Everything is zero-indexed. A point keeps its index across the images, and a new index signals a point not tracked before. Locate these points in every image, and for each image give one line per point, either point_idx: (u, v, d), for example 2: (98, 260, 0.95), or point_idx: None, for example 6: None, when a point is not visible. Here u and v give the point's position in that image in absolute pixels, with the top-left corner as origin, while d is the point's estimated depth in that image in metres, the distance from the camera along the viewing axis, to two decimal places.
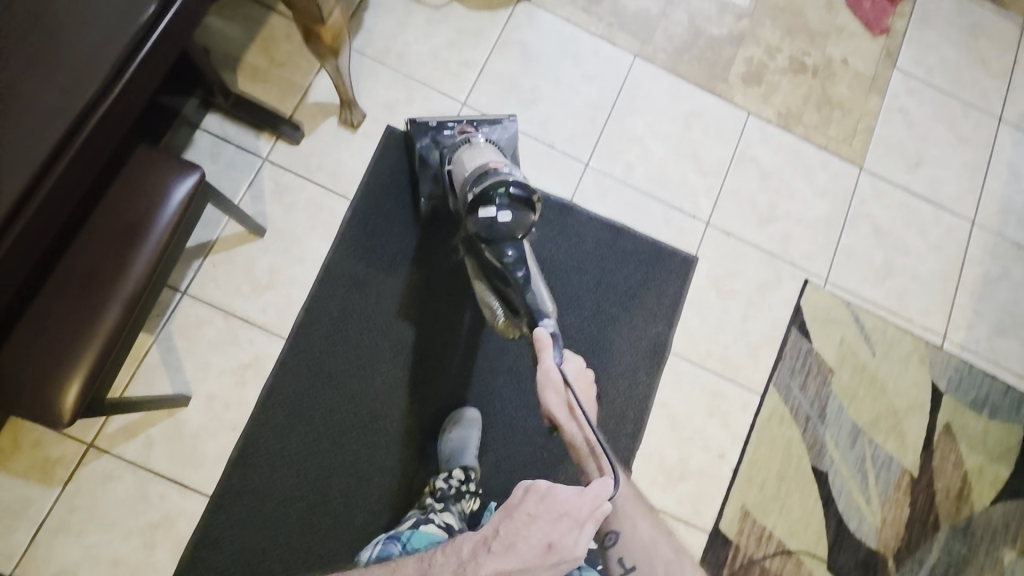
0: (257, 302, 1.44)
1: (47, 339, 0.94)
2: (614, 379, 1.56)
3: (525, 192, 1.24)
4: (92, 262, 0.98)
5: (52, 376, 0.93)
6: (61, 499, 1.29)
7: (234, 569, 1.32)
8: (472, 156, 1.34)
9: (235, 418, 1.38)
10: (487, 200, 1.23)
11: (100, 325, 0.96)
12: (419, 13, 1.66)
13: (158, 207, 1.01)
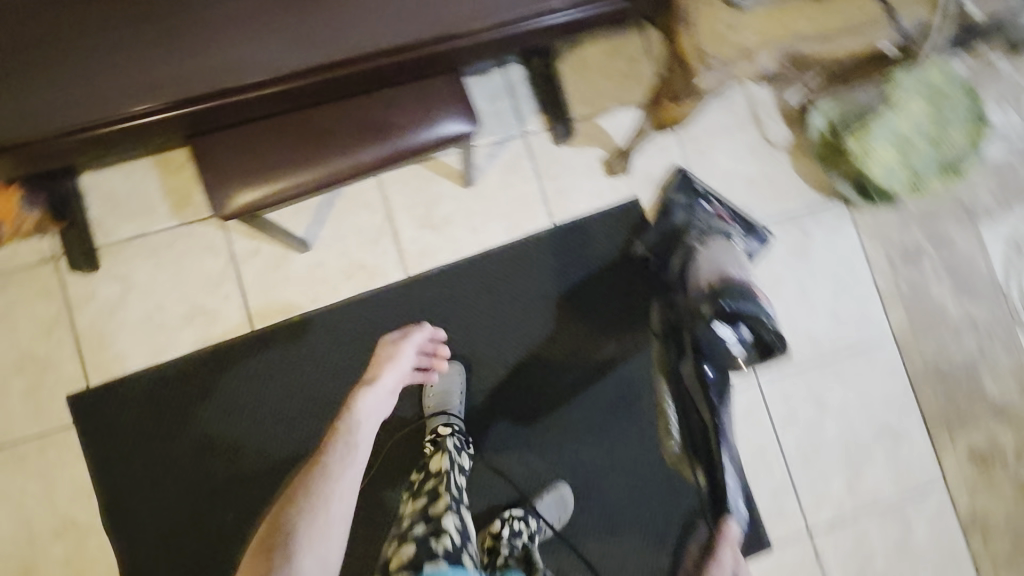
0: (415, 231, 1.47)
1: (258, 154, 1.06)
2: (598, 562, 1.44)
3: (762, 319, 1.22)
4: (333, 130, 1.08)
5: (243, 177, 1.05)
6: (170, 230, 1.41)
7: (217, 394, 1.39)
8: (727, 267, 1.31)
9: (319, 294, 1.43)
10: (733, 316, 1.21)
11: (295, 176, 1.06)
12: (751, 136, 1.55)
13: (408, 132, 1.08)
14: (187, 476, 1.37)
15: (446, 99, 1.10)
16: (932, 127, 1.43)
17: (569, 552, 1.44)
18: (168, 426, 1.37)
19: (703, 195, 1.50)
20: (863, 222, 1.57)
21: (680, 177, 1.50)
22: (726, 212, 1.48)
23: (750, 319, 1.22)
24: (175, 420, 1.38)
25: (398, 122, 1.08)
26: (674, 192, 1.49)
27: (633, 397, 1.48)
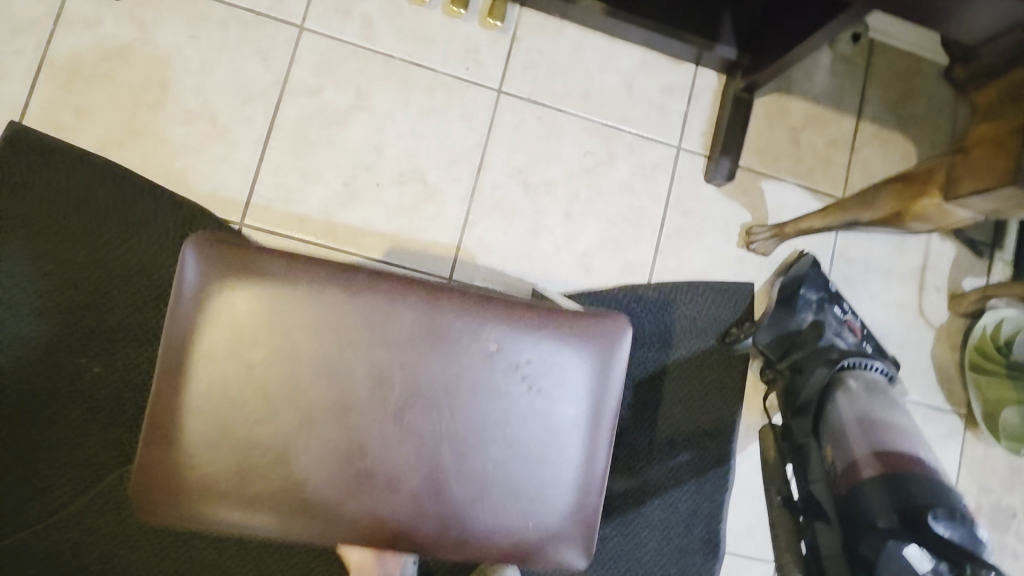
0: (502, 177, 1.15)
1: (279, 479, 0.69)
2: None
3: (959, 510, 0.73)
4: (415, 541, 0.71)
5: (238, 505, 0.68)
6: (233, 9, 1.08)
7: (152, 219, 1.02)
8: (870, 417, 0.89)
9: (355, 180, 1.10)
10: (918, 520, 0.71)
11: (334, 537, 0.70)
12: (904, 295, 1.28)
13: (522, 533, 0.73)
14: (70, 293, 0.99)
15: (574, 451, 0.74)
16: None
17: None
18: (72, 224, 1.00)
19: (834, 300, 1.14)
20: (972, 456, 1.28)
21: (812, 267, 1.16)
22: (855, 321, 1.14)
23: (943, 520, 0.71)
24: (87, 224, 1.01)
25: (488, 455, 0.72)
26: (806, 283, 1.14)
27: (632, 508, 1.13)
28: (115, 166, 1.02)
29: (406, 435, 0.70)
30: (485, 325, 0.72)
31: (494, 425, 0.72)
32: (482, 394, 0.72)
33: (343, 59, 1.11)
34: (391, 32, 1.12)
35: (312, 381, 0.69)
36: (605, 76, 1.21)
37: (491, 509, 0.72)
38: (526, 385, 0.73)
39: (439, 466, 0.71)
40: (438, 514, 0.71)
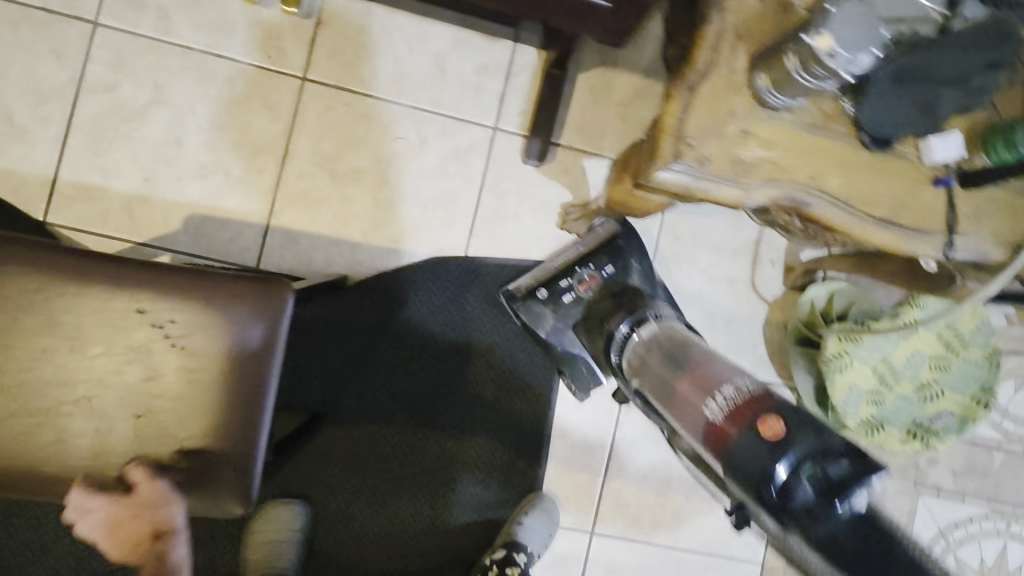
0: (309, 165, 1.17)
1: None
2: None
3: (793, 438, 0.58)
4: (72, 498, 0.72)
5: None
6: (23, 8, 1.09)
7: None
8: (674, 377, 0.73)
9: (158, 174, 1.14)
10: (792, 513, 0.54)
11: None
12: (737, 269, 1.26)
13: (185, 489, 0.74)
14: None
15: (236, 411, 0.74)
16: (929, 367, 1.05)
17: None
18: None
19: (555, 291, 1.08)
20: None
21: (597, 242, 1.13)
22: (591, 274, 1.07)
23: (799, 484, 0.55)
24: None
25: (145, 419, 0.72)
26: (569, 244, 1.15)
27: (442, 483, 1.19)
28: None
29: (58, 394, 0.71)
30: (131, 289, 0.71)
31: (148, 395, 0.72)
32: (138, 360, 0.72)
33: (141, 54, 1.13)
34: (187, 23, 1.13)
35: None
36: (417, 57, 1.19)
37: (144, 466, 0.72)
38: (175, 347, 0.72)
39: (96, 428, 0.72)
40: (107, 466, 0.72)
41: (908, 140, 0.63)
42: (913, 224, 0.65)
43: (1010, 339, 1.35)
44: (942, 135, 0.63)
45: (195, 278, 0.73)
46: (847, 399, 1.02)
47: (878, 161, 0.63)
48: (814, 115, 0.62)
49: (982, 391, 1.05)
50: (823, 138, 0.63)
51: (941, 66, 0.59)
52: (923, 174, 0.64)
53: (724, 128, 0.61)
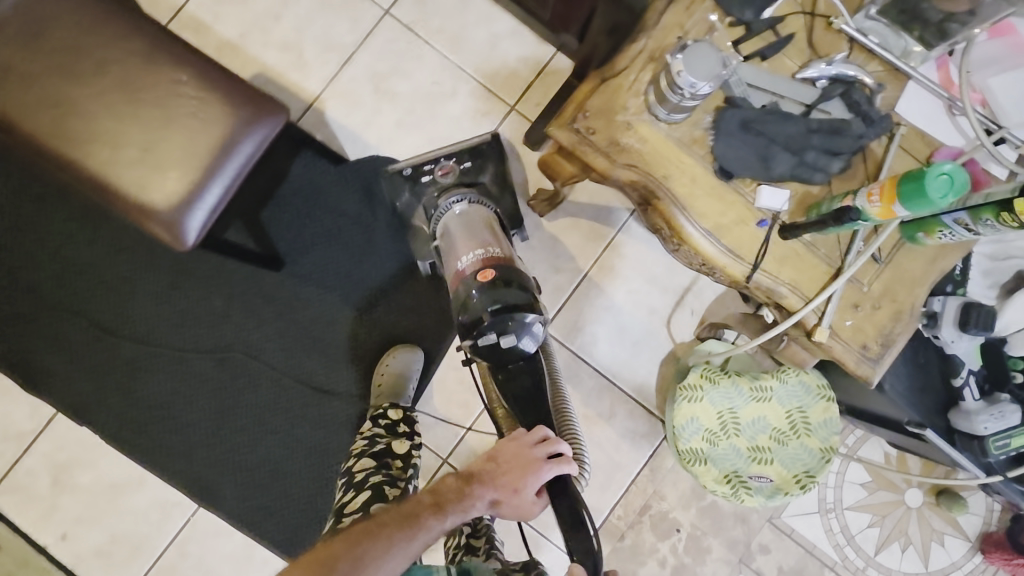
0: (362, 77, 1.43)
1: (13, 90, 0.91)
2: (172, 400, 1.35)
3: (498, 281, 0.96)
4: (76, 176, 0.92)
5: None
6: None
7: None
8: (458, 239, 1.08)
9: (251, 34, 1.43)
10: (479, 328, 0.93)
11: (32, 152, 0.92)
12: (658, 304, 1.43)
13: (154, 211, 0.93)
14: None
15: (217, 178, 0.94)
16: (768, 436, 1.17)
17: (170, 372, 1.35)
18: None
19: (416, 171, 1.20)
20: (659, 462, 1.41)
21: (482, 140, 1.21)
22: (450, 163, 1.20)
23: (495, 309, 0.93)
24: None
25: (149, 148, 0.93)
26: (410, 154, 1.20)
27: (345, 361, 1.38)
28: None
29: (106, 105, 0.92)
30: (182, 61, 0.94)
31: (160, 134, 0.93)
32: (165, 108, 0.93)
33: None
34: None
35: (59, 43, 0.92)
36: (478, 31, 1.45)
37: (137, 185, 0.93)
38: (191, 111, 0.93)
39: (118, 140, 0.92)
40: (108, 168, 0.92)
41: (749, 184, 0.81)
42: (730, 245, 0.81)
43: (881, 477, 1.43)
44: (773, 188, 0.80)
45: (229, 76, 0.95)
46: (685, 426, 1.16)
47: (719, 188, 0.81)
48: (684, 136, 0.81)
49: (807, 475, 1.15)
50: (684, 153, 0.81)
51: (781, 132, 0.78)
52: (751, 213, 0.80)
53: (614, 115, 0.81)
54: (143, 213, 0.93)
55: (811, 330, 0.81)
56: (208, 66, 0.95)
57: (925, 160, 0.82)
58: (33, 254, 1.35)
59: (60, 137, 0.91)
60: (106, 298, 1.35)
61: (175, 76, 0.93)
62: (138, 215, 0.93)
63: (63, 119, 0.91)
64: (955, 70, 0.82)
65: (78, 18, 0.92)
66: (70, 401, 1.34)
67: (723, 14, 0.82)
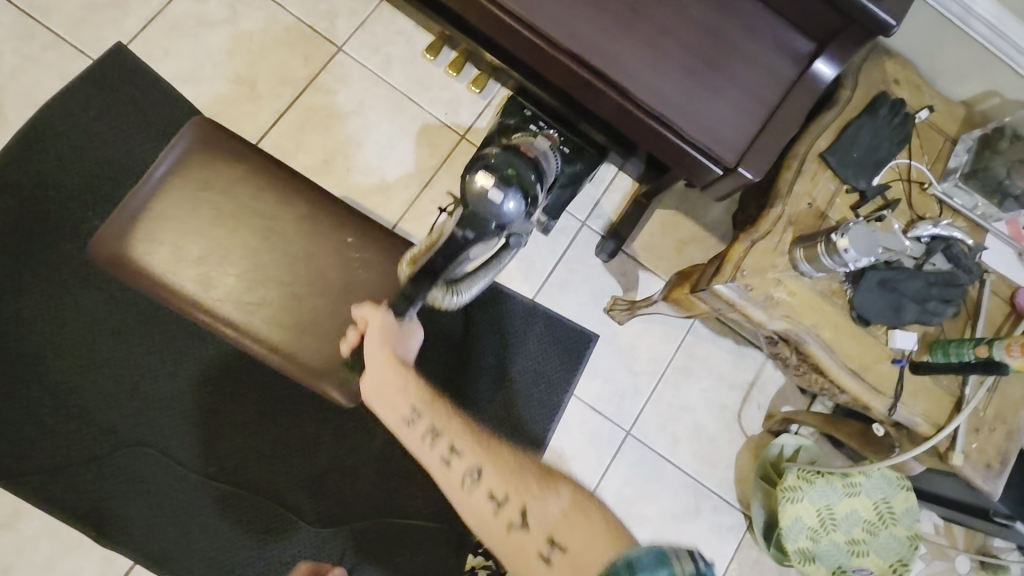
0: (442, 199, 1.50)
1: (185, 258, 0.93)
2: (266, 537, 1.32)
3: (528, 165, 0.91)
4: (243, 340, 0.93)
5: (145, 268, 0.92)
6: (297, 21, 1.48)
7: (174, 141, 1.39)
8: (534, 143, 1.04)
9: (333, 161, 1.47)
10: (481, 165, 0.87)
11: (200, 317, 0.93)
12: (726, 401, 1.54)
13: (322, 368, 0.95)
14: (100, 168, 1.35)
15: None
16: (861, 528, 1.29)
17: (265, 509, 1.32)
18: (111, 127, 1.37)
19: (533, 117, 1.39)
20: (744, 554, 1.50)
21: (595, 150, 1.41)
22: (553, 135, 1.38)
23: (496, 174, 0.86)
24: (124, 128, 1.37)
25: (318, 308, 0.95)
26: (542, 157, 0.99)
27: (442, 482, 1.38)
28: (172, 96, 1.41)
29: (274, 270, 0.94)
30: (348, 223, 0.98)
31: (328, 293, 0.96)
32: (331, 271, 0.96)
33: (360, 78, 1.50)
34: (400, 72, 1.52)
35: (229, 213, 0.95)
36: None
37: (306, 346, 0.94)
38: (357, 269, 0.97)
39: (288, 303, 0.94)
40: (277, 331, 0.94)
41: (881, 328, 0.94)
42: (874, 382, 0.92)
43: (934, 548, 1.57)
44: (904, 331, 0.93)
45: (391, 234, 1.01)
46: (790, 526, 1.27)
47: (859, 331, 0.93)
48: (825, 288, 0.93)
49: (901, 562, 1.28)
50: (827, 304, 0.93)
51: (909, 286, 0.92)
52: (887, 352, 0.93)
53: (767, 272, 0.92)
54: (313, 373, 0.95)
55: (946, 454, 0.93)
56: (368, 228, 0.99)
57: (1009, 298, 0.98)
58: (112, 395, 1.30)
59: (231, 301, 0.93)
60: (192, 435, 1.32)
61: (342, 238, 0.97)
62: (305, 374, 0.95)
63: (234, 287, 0.93)
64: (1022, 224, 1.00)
65: (246, 188, 0.96)
66: (156, 550, 1.28)
67: (841, 183, 0.97)
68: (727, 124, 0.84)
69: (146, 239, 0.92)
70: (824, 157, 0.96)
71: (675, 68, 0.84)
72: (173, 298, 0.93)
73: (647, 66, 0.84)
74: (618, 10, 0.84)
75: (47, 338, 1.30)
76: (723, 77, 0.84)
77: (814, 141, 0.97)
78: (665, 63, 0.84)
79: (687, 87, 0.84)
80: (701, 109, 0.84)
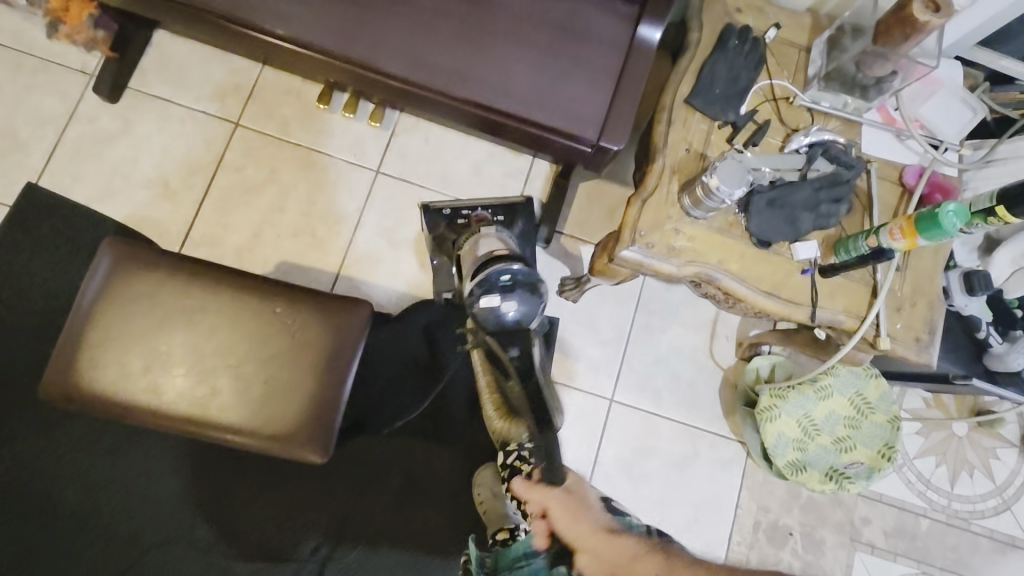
0: (375, 235, 1.55)
1: (130, 372, 0.98)
2: None
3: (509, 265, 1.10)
4: (207, 431, 0.98)
5: (98, 392, 0.97)
6: (189, 110, 1.53)
7: None
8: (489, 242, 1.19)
9: (262, 231, 1.51)
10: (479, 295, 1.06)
11: (162, 422, 0.98)
12: (696, 342, 1.59)
13: (288, 434, 1.00)
14: (46, 304, 1.40)
15: (335, 386, 1.03)
16: (844, 425, 1.35)
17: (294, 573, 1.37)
18: (43, 262, 1.42)
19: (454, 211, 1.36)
20: (752, 479, 1.56)
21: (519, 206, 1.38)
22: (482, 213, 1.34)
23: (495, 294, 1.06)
24: (56, 260, 1.42)
25: (267, 379, 1.00)
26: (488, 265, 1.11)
27: (451, 497, 1.45)
28: (92, 216, 1.45)
29: (216, 359, 0.99)
30: (273, 294, 1.03)
31: (272, 365, 1.01)
32: (269, 343, 1.01)
33: (264, 146, 1.54)
34: (300, 128, 1.56)
35: (161, 319, 0.99)
36: (460, 163, 1.60)
37: (267, 419, 1.00)
38: (293, 334, 1.02)
39: (238, 384, 1.00)
40: (236, 414, 0.99)
41: (784, 244, 0.99)
42: (790, 296, 0.98)
43: (929, 420, 1.63)
44: (804, 242, 0.98)
45: (316, 292, 1.05)
46: (776, 443, 1.33)
47: (763, 254, 0.98)
48: (721, 223, 0.98)
49: (887, 447, 1.33)
50: (726, 237, 0.97)
51: (795, 199, 0.96)
52: (794, 265, 0.98)
53: (662, 226, 0.97)
54: (281, 441, 1.00)
55: (874, 341, 0.99)
56: (293, 293, 1.04)
57: (898, 179, 1.03)
58: (120, 510, 1.35)
59: (186, 400, 0.98)
60: (205, 526, 1.37)
61: (272, 309, 1.02)
62: (274, 444, 1.00)
63: (185, 386, 0.98)
64: (893, 108, 1.04)
65: (170, 290, 1.00)
66: None
67: (712, 120, 1.01)
68: (579, 104, 0.89)
69: (91, 366, 0.97)
70: (689, 102, 1.01)
71: (518, 68, 0.89)
72: (132, 412, 0.98)
73: (492, 73, 0.89)
74: (452, 30, 0.88)
75: (48, 475, 1.36)
76: (564, 62, 0.89)
77: (676, 89, 1.02)
78: (507, 65, 0.89)
79: (533, 82, 0.89)
80: (554, 98, 0.89)
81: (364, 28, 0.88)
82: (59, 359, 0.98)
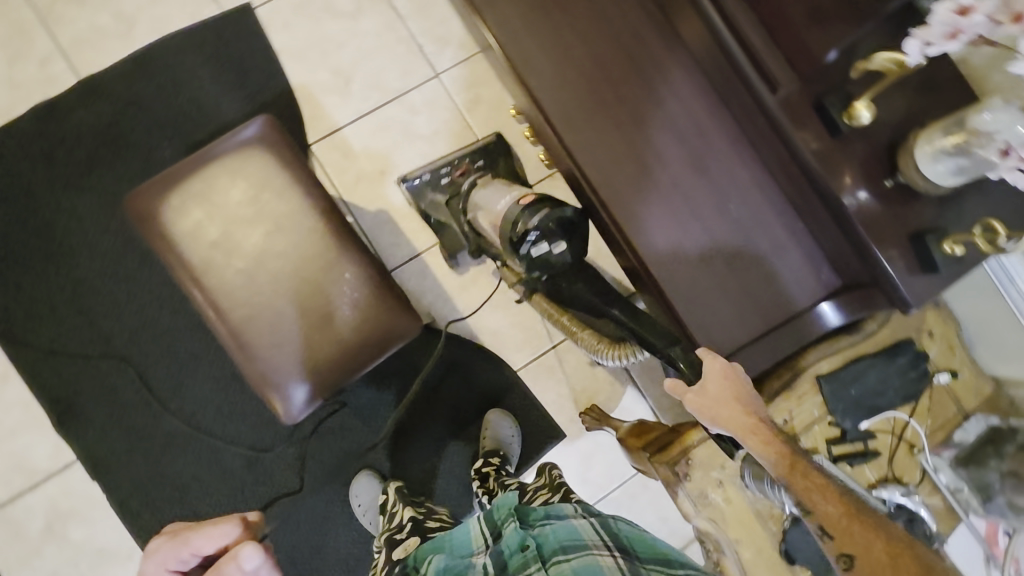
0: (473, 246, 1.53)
1: (198, 234, 1.00)
2: (195, 484, 1.38)
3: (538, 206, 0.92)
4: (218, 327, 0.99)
5: (163, 231, 0.99)
6: (410, 37, 1.55)
7: (259, 105, 1.49)
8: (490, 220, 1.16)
9: (389, 173, 1.52)
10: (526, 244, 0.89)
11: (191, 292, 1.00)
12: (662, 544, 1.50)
13: (279, 380, 1.01)
14: (191, 109, 1.46)
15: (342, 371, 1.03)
16: None
17: (203, 461, 1.39)
18: (213, 74, 1.47)
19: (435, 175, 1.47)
20: None
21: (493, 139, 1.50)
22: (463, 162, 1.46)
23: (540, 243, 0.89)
24: (223, 79, 1.48)
25: (294, 324, 1.01)
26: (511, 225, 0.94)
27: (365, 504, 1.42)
28: (274, 64, 1.50)
29: (268, 276, 1.00)
30: (351, 260, 1.04)
31: (308, 316, 1.01)
32: (319, 296, 1.02)
33: (444, 109, 1.55)
34: (483, 116, 1.56)
35: (256, 212, 1.01)
36: None
37: (271, 353, 1.00)
38: (341, 305, 1.03)
39: (270, 309, 1.00)
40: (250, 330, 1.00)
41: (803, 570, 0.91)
42: None
43: None
44: None
45: (386, 282, 1.07)
46: None
47: (780, 565, 0.90)
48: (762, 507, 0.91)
49: None
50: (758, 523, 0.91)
51: None
52: None
53: (710, 471, 0.92)
54: (267, 380, 1.01)
55: None
56: (366, 271, 1.05)
57: None
58: (116, 307, 1.40)
59: (221, 288, 0.99)
60: (168, 368, 1.40)
61: (341, 272, 1.03)
62: (261, 376, 1.01)
63: (230, 278, 1.00)
64: (1002, 529, 0.96)
65: (280, 196, 1.03)
66: (95, 457, 1.36)
67: (826, 413, 0.92)
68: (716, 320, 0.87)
69: (173, 206, 1.00)
70: (820, 382, 0.92)
71: (691, 250, 0.88)
72: (173, 264, 1.00)
73: (668, 239, 0.88)
74: (662, 180, 0.89)
75: (89, 237, 1.40)
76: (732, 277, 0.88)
77: (818, 359, 0.92)
78: (684, 242, 0.88)
79: (694, 273, 0.88)
80: (701, 299, 0.88)
81: (595, 126, 0.90)
82: (158, 182, 1.01)
